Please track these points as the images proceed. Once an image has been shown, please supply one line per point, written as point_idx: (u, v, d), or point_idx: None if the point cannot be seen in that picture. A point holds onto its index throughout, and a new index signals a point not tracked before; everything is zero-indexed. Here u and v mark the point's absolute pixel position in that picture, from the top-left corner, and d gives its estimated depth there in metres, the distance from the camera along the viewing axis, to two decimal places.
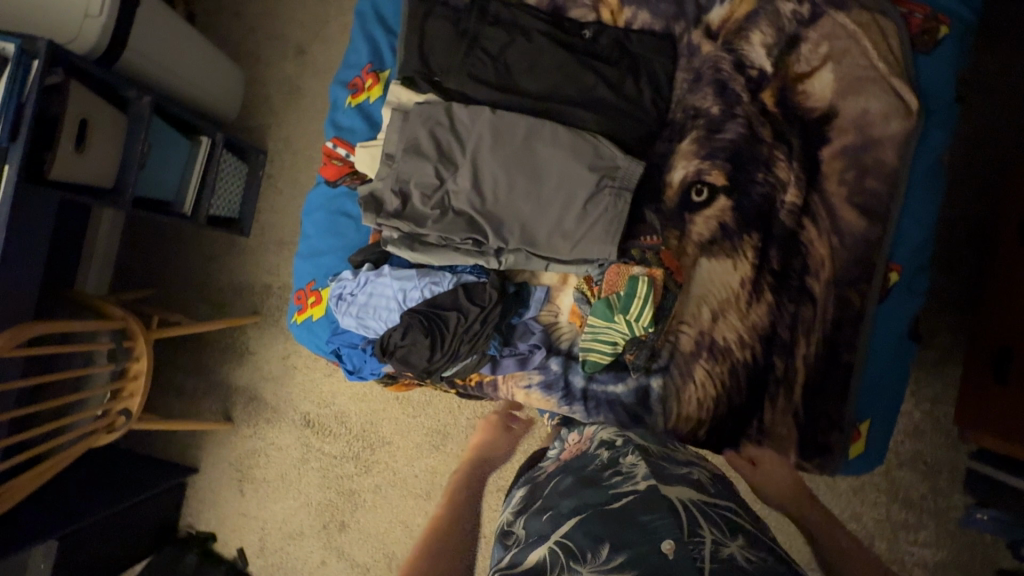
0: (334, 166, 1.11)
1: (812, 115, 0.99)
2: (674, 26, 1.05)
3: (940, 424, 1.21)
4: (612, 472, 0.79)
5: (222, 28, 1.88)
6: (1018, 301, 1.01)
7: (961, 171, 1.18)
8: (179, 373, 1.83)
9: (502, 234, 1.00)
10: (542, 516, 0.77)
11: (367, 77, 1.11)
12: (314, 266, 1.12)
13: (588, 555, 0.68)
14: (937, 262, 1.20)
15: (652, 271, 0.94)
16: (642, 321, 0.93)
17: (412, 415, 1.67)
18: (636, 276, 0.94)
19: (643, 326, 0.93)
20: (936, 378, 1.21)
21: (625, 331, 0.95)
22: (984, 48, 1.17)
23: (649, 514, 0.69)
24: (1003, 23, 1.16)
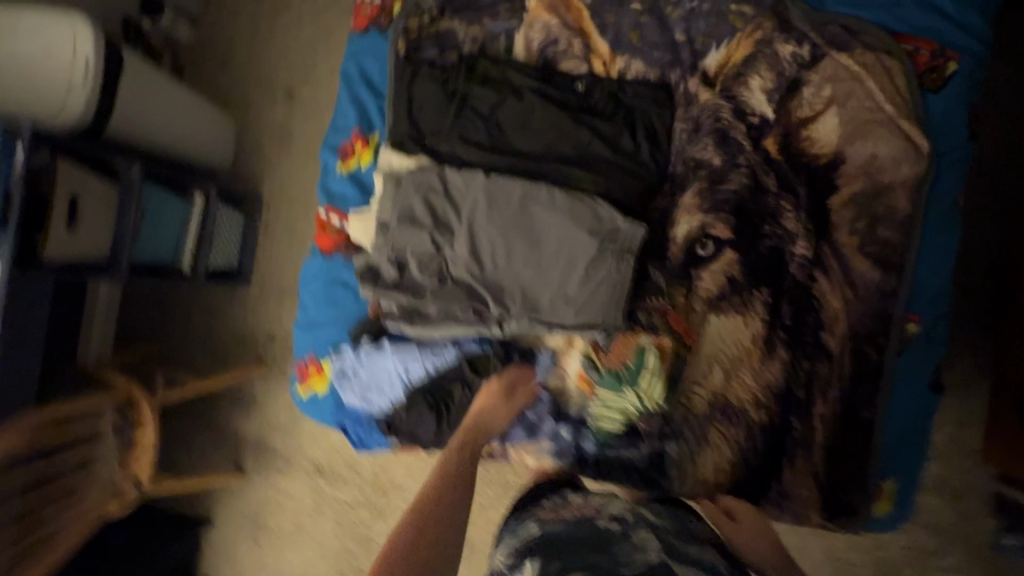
0: (329, 236, 1.08)
1: (818, 162, 0.95)
2: (670, 74, 1.01)
3: (966, 459, 1.17)
4: (624, 543, 0.76)
5: (209, 75, 1.85)
6: None
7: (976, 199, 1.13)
8: (188, 426, 1.81)
9: (503, 301, 0.97)
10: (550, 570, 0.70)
11: (356, 143, 1.08)
12: (313, 339, 1.09)
13: None
14: (954, 294, 1.15)
15: (660, 341, 0.95)
16: (653, 394, 0.95)
17: (424, 459, 1.66)
18: (645, 347, 0.94)
19: (654, 399, 0.95)
20: (960, 412, 1.17)
21: (636, 403, 0.96)
22: (993, 71, 1.12)
23: None
24: (1012, 44, 1.11)
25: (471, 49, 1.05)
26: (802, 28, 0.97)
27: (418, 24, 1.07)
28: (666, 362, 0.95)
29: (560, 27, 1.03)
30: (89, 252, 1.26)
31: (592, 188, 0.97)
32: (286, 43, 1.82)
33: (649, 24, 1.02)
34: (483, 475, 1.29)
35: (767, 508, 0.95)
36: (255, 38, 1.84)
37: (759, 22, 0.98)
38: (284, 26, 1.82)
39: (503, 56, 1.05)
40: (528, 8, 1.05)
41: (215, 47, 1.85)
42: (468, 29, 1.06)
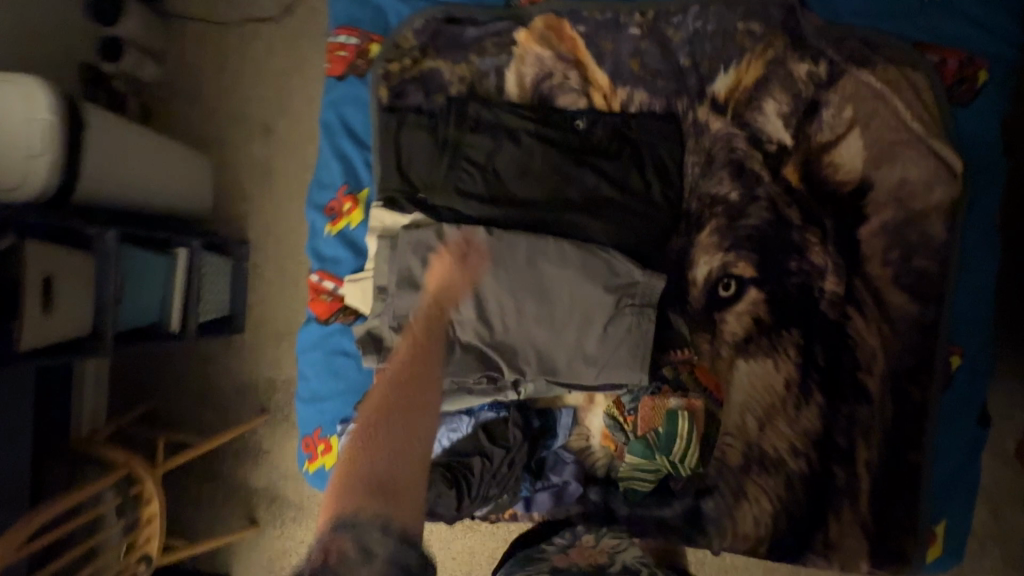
0: (324, 303, 1.01)
1: (843, 190, 0.89)
2: (677, 102, 0.94)
3: None
4: None
5: (179, 114, 1.74)
6: None
7: None
8: (194, 482, 1.74)
9: (517, 365, 0.90)
10: None
11: (344, 200, 1.01)
12: (318, 412, 1.03)
13: None
14: None
15: (691, 403, 0.93)
16: (687, 461, 0.92)
17: None
18: (675, 411, 0.91)
19: (688, 466, 0.93)
20: None
21: (668, 468, 0.93)
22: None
23: None
24: None
25: (459, 89, 0.97)
26: (817, 44, 0.89)
27: (400, 68, 0.98)
28: (698, 425, 0.93)
29: (554, 60, 0.95)
30: (71, 330, 1.19)
31: (603, 238, 0.91)
32: (256, 74, 1.72)
33: (650, 49, 0.94)
34: None
35: (813, 560, 0.89)
36: (223, 70, 1.73)
37: (769, 40, 0.90)
38: (253, 56, 1.72)
39: (495, 95, 0.97)
40: (517, 40, 0.96)
41: (182, 83, 1.74)
42: (454, 67, 0.97)
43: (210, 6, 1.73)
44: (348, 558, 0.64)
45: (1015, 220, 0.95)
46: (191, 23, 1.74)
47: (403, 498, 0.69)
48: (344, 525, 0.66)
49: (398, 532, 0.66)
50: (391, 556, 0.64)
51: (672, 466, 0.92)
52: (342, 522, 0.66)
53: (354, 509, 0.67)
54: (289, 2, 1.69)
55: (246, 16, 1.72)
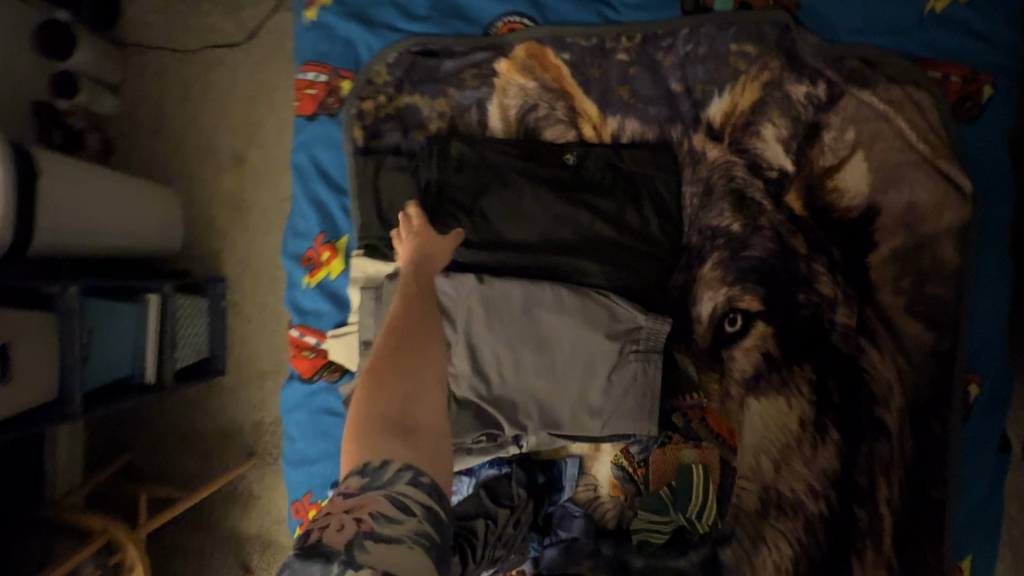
0: (306, 359, 0.95)
1: (850, 216, 0.84)
2: (671, 130, 0.89)
3: None
4: None
5: (142, 147, 1.65)
6: None
7: None
8: (181, 532, 1.66)
9: (517, 420, 0.85)
10: None
11: (322, 249, 0.94)
12: (307, 475, 0.95)
13: None
14: None
15: (706, 454, 0.89)
16: (705, 517, 0.87)
17: None
18: (689, 463, 0.88)
19: (708, 523, 0.87)
20: None
21: (685, 524, 0.88)
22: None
23: None
24: None
25: (439, 125, 0.91)
26: (815, 64, 0.85)
27: (374, 106, 0.92)
28: (714, 478, 0.89)
29: (538, 90, 0.90)
30: (35, 399, 1.12)
31: (601, 281, 0.86)
32: (222, 102, 1.63)
33: (640, 75, 0.89)
34: None
35: None
36: (187, 99, 1.64)
37: (764, 62, 0.86)
38: (218, 84, 1.63)
39: (478, 130, 0.91)
40: (499, 71, 0.90)
41: (144, 115, 1.65)
42: (433, 102, 0.91)
43: (169, 32, 1.64)
44: (379, 519, 0.56)
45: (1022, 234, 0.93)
46: (149, 51, 1.64)
47: (426, 440, 0.63)
48: (369, 479, 0.59)
49: (427, 486, 0.60)
50: (426, 514, 0.58)
51: (688, 521, 0.87)
52: (366, 475, 0.59)
53: (381, 459, 0.60)
54: (253, 26, 1.61)
55: (208, 42, 1.63)
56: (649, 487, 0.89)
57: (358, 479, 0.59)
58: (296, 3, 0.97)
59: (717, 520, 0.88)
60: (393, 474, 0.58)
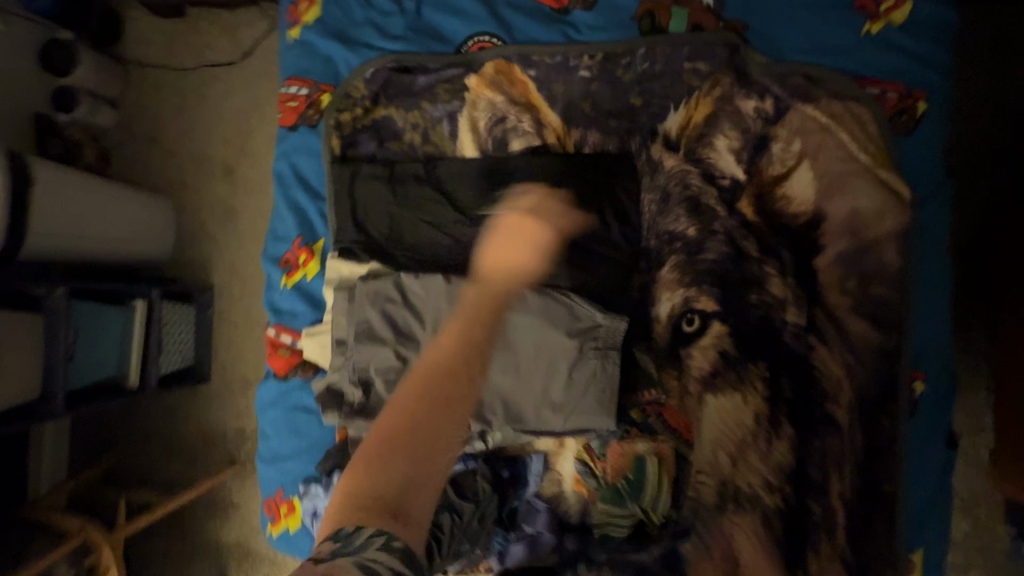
0: (282, 358, 0.98)
1: (798, 222, 0.89)
2: (629, 141, 0.94)
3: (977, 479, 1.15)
4: None
5: (138, 159, 1.71)
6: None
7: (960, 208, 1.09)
8: (162, 538, 1.66)
9: (483, 416, 0.88)
10: None
11: (299, 252, 0.98)
12: (279, 472, 0.98)
13: None
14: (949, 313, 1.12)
15: (659, 446, 0.92)
16: (659, 507, 0.91)
17: None
18: (643, 456, 0.91)
19: (660, 512, 0.91)
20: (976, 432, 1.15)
21: (641, 515, 0.91)
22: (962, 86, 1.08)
23: None
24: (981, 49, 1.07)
25: (413, 136, 0.97)
26: (763, 81, 0.91)
27: (351, 117, 0.98)
28: (668, 469, 0.92)
29: (506, 104, 0.95)
30: (16, 398, 1.15)
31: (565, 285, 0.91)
32: (215, 118, 1.69)
33: (601, 90, 0.95)
34: None
35: None
36: (182, 113, 1.70)
37: (716, 78, 0.92)
38: (212, 99, 1.69)
39: (449, 141, 0.97)
40: (469, 85, 0.96)
41: (141, 128, 1.71)
42: (407, 115, 0.97)
43: (167, 50, 1.71)
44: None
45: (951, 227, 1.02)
46: (147, 68, 1.71)
47: (410, 523, 0.66)
48: (342, 544, 0.62)
49: (400, 553, 0.63)
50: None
51: (643, 512, 0.90)
52: (341, 540, 0.62)
53: (355, 527, 0.64)
54: (246, 45, 1.67)
55: (203, 59, 1.70)
56: (606, 480, 0.92)
57: (331, 544, 0.62)
58: (281, 22, 1.03)
59: (671, 509, 0.91)
60: (364, 543, 0.62)
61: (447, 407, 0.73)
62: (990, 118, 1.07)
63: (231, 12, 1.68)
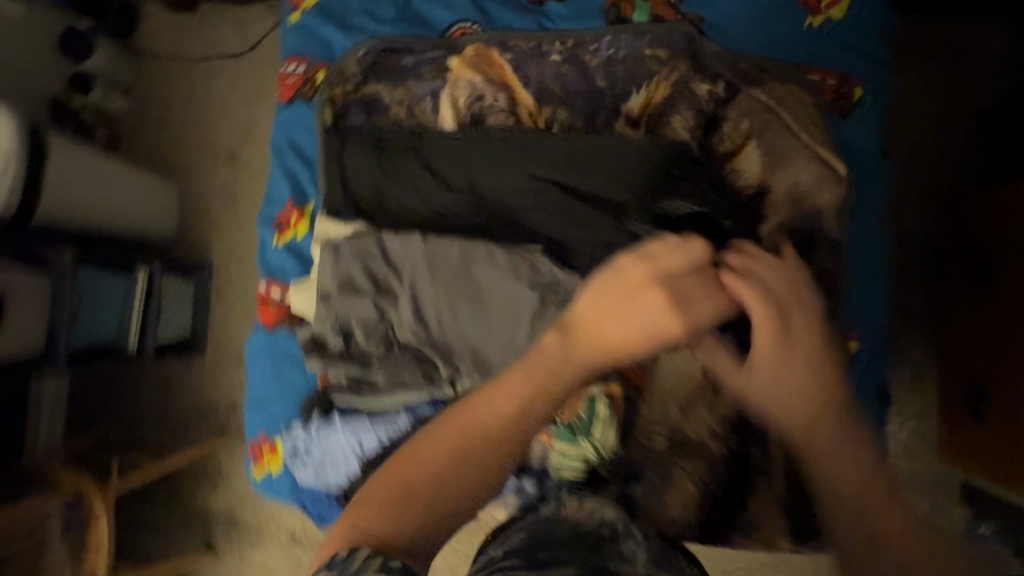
0: (271, 310, 1.06)
1: (746, 194, 0.98)
2: (595, 118, 1.03)
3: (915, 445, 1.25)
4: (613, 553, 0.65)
5: (147, 143, 1.81)
6: (980, 320, 1.11)
7: (909, 189, 1.29)
8: (152, 506, 1.72)
9: (452, 362, 0.96)
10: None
11: (291, 213, 1.08)
12: (265, 416, 1.07)
13: None
14: (904, 283, 1.27)
15: (610, 389, 0.94)
16: (608, 445, 0.95)
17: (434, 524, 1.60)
18: (595, 397, 0.93)
19: (610, 450, 0.95)
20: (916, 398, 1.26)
21: (592, 453, 0.95)
22: (897, 119, 1.32)
23: None
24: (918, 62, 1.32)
25: (399, 111, 1.06)
26: (715, 67, 1.00)
27: (343, 92, 1.07)
28: (617, 411, 0.95)
29: (484, 84, 1.04)
30: (20, 349, 1.24)
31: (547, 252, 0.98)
32: (221, 106, 1.80)
33: (570, 73, 1.04)
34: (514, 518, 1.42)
35: (736, 538, 0.96)
36: (190, 101, 1.81)
37: (673, 64, 1.01)
38: (219, 88, 1.80)
39: (431, 116, 1.06)
40: (451, 66, 1.05)
41: (151, 115, 1.82)
42: (394, 91, 1.06)
43: (179, 42, 1.82)
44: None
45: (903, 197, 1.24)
46: (159, 58, 1.82)
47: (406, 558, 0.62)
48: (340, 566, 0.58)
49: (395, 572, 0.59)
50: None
51: (594, 450, 0.94)
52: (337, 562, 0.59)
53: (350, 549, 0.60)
54: (254, 39, 1.79)
55: (212, 51, 1.80)
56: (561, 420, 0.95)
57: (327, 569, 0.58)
58: (283, 8, 1.14)
59: (621, 448, 0.96)
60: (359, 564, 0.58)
61: (491, 448, 0.68)
62: (917, 141, 1.31)
63: (240, 8, 1.79)
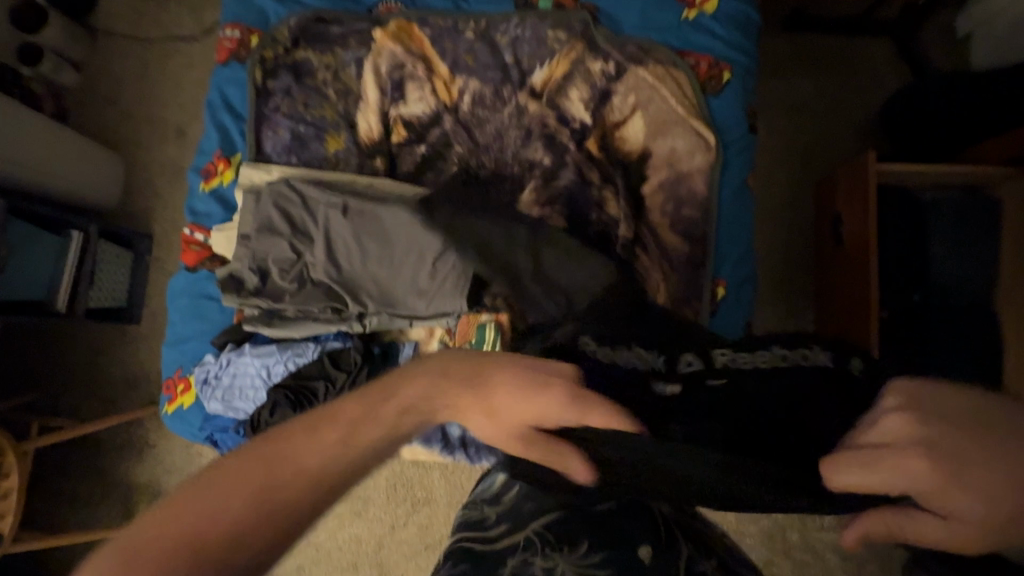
0: (193, 252, 1.14)
1: (630, 158, 1.12)
2: (503, 88, 1.15)
3: None
4: None
5: (96, 118, 1.86)
6: (837, 285, 1.31)
7: (789, 178, 1.50)
8: (70, 479, 1.66)
9: (360, 298, 1.04)
10: (524, 506, 0.71)
11: (218, 162, 1.16)
12: (179, 353, 1.12)
13: (564, 547, 0.63)
14: (778, 254, 1.48)
15: (499, 316, 1.04)
16: None
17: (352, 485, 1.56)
18: (484, 323, 1.03)
19: None
20: None
21: None
22: (764, 123, 1.53)
23: (630, 519, 0.66)
24: (799, 70, 1.54)
25: (325, 75, 1.17)
26: (607, 48, 1.14)
27: (274, 55, 1.17)
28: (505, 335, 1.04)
29: (404, 54, 1.16)
30: None
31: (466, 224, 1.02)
32: (174, 85, 1.86)
33: (481, 48, 1.17)
34: (444, 468, 1.54)
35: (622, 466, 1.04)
36: (141, 80, 1.87)
37: (572, 44, 1.15)
38: (172, 68, 1.87)
39: (355, 81, 1.17)
40: (374, 37, 1.17)
41: (101, 90, 1.86)
42: (321, 57, 1.17)
43: (134, 23, 1.88)
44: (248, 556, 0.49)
45: (767, 187, 1.51)
46: (113, 37, 1.88)
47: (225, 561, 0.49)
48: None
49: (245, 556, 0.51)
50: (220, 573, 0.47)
51: None
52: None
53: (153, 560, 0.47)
54: (209, 24, 1.87)
55: (166, 33, 1.88)
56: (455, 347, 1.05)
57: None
58: None
59: None
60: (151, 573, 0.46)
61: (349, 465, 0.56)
62: (782, 142, 1.52)
63: None
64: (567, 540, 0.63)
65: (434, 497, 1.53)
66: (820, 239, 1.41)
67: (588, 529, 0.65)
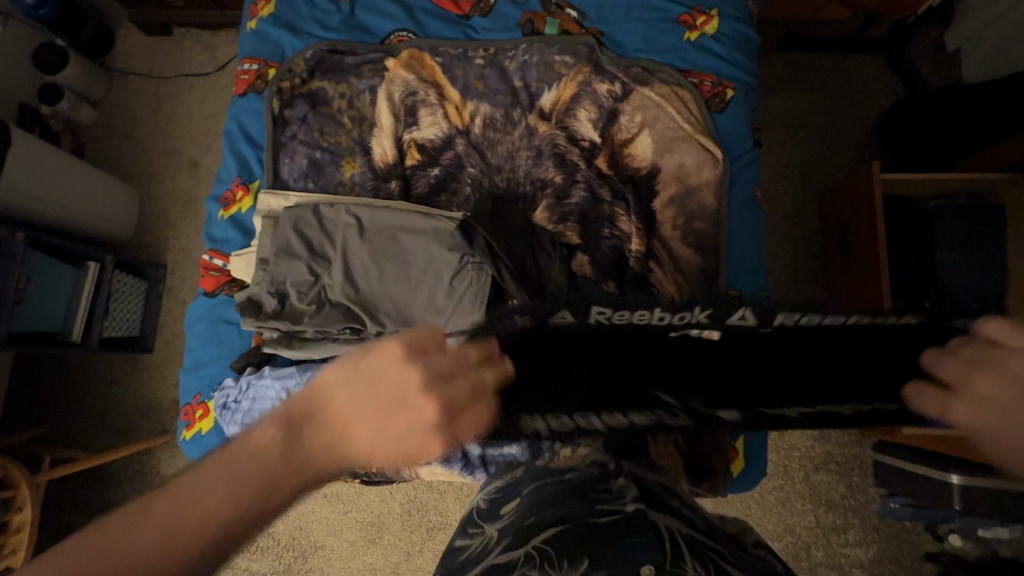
0: (212, 277, 1.16)
1: (639, 174, 1.14)
2: (513, 111, 1.18)
3: None
4: (603, 487, 0.72)
5: (112, 152, 1.90)
6: (847, 295, 1.32)
7: (793, 192, 1.53)
8: (79, 512, 1.64)
9: (378, 318, 1.04)
10: (526, 522, 0.69)
11: (237, 190, 1.19)
12: (198, 378, 1.13)
13: (563, 564, 0.59)
14: (787, 265, 1.49)
15: None
16: None
17: (368, 512, 1.53)
18: None
19: None
20: None
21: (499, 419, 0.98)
22: (766, 139, 1.56)
23: (635, 534, 0.60)
24: (797, 87, 1.59)
25: (341, 103, 1.21)
26: (612, 71, 1.18)
27: (291, 86, 1.22)
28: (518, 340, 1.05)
29: (417, 81, 1.20)
30: None
31: (479, 246, 1.03)
32: (188, 118, 1.92)
33: (490, 74, 1.21)
34: (460, 491, 1.51)
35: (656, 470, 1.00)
36: (156, 115, 1.92)
37: (578, 68, 1.19)
38: (186, 103, 1.92)
39: (369, 108, 1.20)
40: (388, 67, 1.21)
41: (117, 127, 1.92)
42: (336, 87, 1.22)
43: (150, 61, 1.95)
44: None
45: (771, 199, 1.53)
46: (130, 76, 1.94)
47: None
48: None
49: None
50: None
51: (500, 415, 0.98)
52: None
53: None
54: (222, 60, 1.93)
55: (181, 70, 1.94)
56: None
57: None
58: (242, 17, 1.29)
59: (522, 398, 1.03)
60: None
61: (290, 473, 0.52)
62: (785, 156, 1.55)
63: (213, 33, 1.95)
64: (566, 557, 0.60)
65: (451, 522, 1.50)
66: (830, 250, 1.42)
67: (586, 543, 0.61)
